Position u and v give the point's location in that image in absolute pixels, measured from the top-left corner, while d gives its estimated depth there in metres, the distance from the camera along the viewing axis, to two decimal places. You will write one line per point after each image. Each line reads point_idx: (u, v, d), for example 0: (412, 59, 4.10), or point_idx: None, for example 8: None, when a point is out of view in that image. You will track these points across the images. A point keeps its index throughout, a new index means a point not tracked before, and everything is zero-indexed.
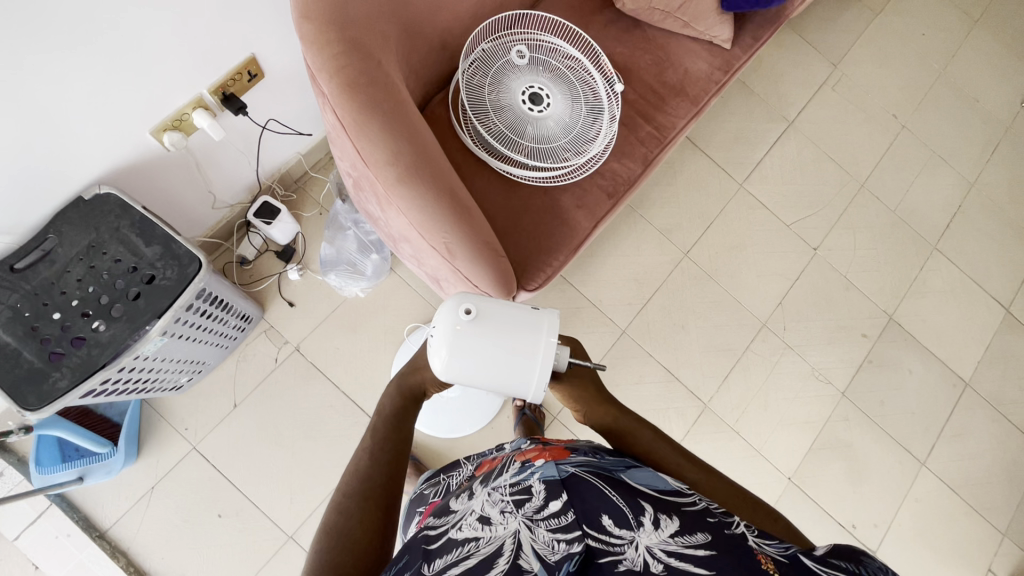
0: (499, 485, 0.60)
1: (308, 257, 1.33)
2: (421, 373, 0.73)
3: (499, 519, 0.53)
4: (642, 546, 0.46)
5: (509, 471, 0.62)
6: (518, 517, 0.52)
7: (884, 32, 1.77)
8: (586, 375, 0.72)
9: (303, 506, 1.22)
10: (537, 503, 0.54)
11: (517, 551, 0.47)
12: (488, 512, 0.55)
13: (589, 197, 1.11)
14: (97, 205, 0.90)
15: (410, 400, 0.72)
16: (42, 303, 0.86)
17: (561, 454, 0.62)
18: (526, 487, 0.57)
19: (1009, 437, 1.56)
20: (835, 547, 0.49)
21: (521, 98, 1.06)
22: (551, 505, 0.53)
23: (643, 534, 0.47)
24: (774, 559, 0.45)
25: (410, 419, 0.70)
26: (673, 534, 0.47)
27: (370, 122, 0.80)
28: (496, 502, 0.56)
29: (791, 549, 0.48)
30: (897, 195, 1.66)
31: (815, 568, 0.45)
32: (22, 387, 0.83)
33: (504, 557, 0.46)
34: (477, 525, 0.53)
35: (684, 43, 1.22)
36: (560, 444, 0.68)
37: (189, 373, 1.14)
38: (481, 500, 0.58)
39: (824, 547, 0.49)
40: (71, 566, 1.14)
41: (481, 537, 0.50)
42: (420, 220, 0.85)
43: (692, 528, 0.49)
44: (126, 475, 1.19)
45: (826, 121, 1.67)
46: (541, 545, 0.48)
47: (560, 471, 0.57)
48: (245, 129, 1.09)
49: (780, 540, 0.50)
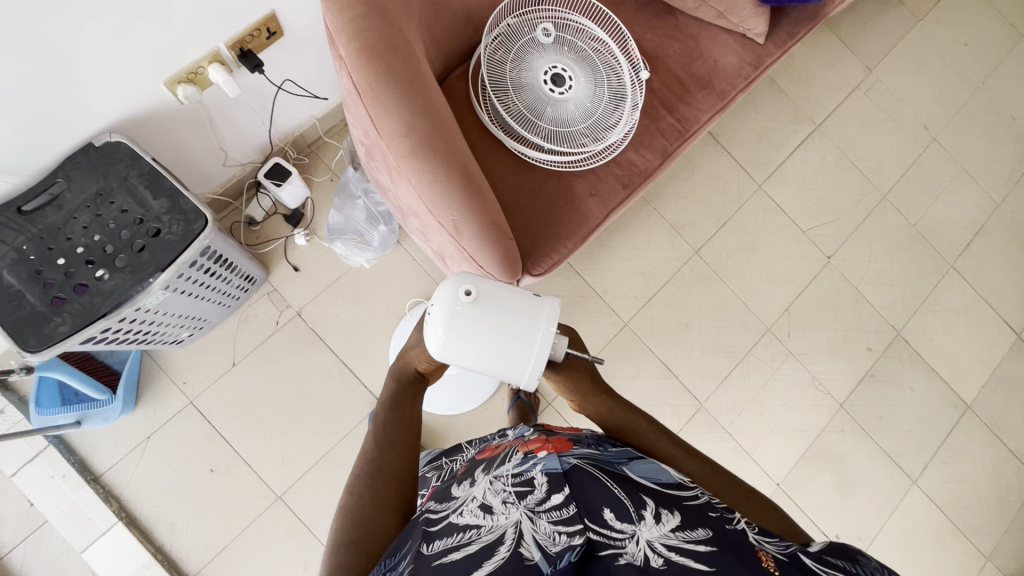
0: (501, 474, 0.59)
1: (316, 223, 1.32)
2: (418, 349, 0.73)
3: (501, 508, 0.53)
4: (643, 541, 0.47)
5: (511, 461, 0.62)
6: (521, 508, 0.52)
7: (925, 39, 1.71)
8: (577, 366, 0.70)
9: (294, 468, 1.24)
10: (538, 495, 0.53)
11: (517, 540, 0.47)
12: (490, 500, 0.55)
13: (602, 186, 1.09)
14: (107, 152, 0.90)
15: (406, 372, 0.72)
16: (48, 247, 0.86)
17: (564, 447, 0.62)
18: (528, 478, 0.57)
19: (1005, 464, 1.55)
20: (833, 546, 0.51)
21: (543, 78, 1.04)
22: (553, 498, 0.53)
23: (644, 528, 0.48)
24: (775, 557, 0.47)
25: (410, 396, 0.69)
26: (673, 529, 0.49)
27: (386, 90, 0.79)
28: (498, 491, 0.56)
29: (791, 548, 0.50)
30: (919, 210, 1.62)
31: (815, 568, 0.47)
32: (22, 329, 0.83)
33: (506, 545, 0.46)
34: (479, 512, 0.53)
35: (716, 33, 1.18)
36: (563, 435, 0.68)
37: (190, 329, 1.15)
38: (482, 488, 0.58)
39: (822, 544, 0.52)
40: (63, 506, 1.17)
41: (483, 525, 0.50)
42: (429, 195, 0.83)
43: (694, 523, 0.50)
44: (123, 422, 1.21)
45: (854, 127, 1.63)
46: (542, 535, 0.48)
47: (562, 464, 0.57)
48: (260, 88, 1.07)
49: (779, 538, 0.52)
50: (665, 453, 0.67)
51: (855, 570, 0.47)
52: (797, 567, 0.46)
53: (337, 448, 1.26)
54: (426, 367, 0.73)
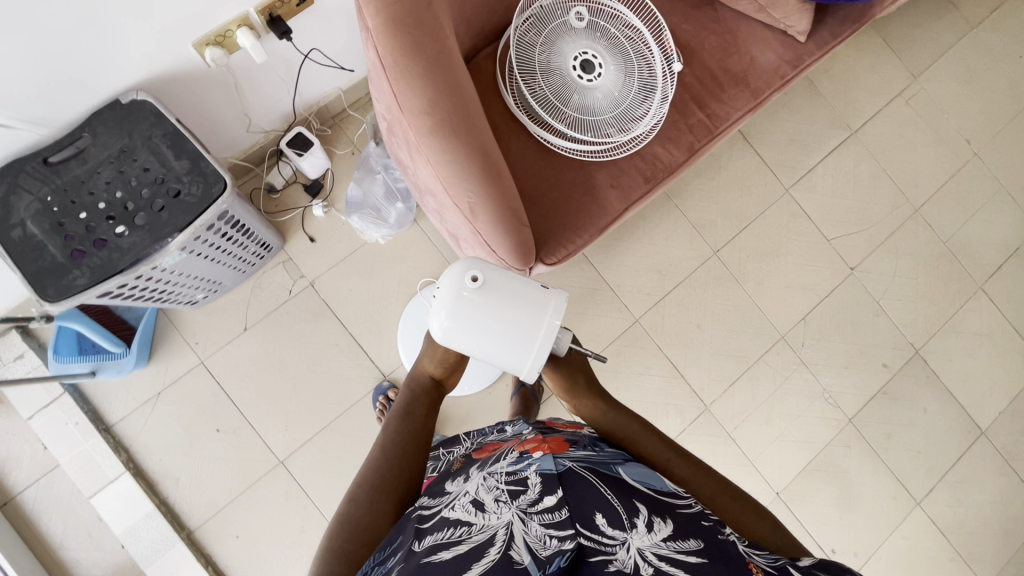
0: (494, 471, 0.59)
1: (334, 196, 1.33)
2: (425, 348, 0.74)
3: (493, 507, 0.52)
4: (633, 548, 0.48)
5: (506, 459, 0.62)
6: (512, 508, 0.51)
7: (976, 48, 1.63)
8: (577, 363, 0.73)
9: (296, 435, 1.26)
10: (531, 496, 0.53)
11: (508, 542, 0.46)
12: (482, 496, 0.55)
13: (624, 178, 1.06)
14: (133, 110, 0.90)
15: (420, 381, 0.74)
16: (71, 200, 0.87)
17: (560, 448, 0.62)
18: (522, 478, 0.56)
19: (1015, 493, 1.51)
20: (822, 559, 0.51)
21: (572, 64, 1.02)
22: (546, 500, 0.52)
23: (636, 535, 0.49)
24: (763, 569, 0.49)
25: (420, 404, 0.71)
26: (664, 539, 0.50)
27: (410, 66, 0.78)
28: (491, 488, 0.56)
29: (781, 561, 0.51)
30: (952, 227, 1.56)
31: None
32: (42, 278, 0.85)
33: (496, 547, 0.46)
34: (470, 508, 0.53)
35: (756, 29, 1.14)
36: (560, 435, 0.68)
37: (205, 291, 1.17)
38: (475, 484, 0.58)
39: (812, 558, 0.52)
40: (75, 453, 1.20)
41: (474, 523, 0.50)
42: (446, 175, 0.83)
43: (685, 533, 0.51)
44: (135, 376, 1.24)
45: (893, 136, 1.57)
46: (532, 538, 0.47)
47: (557, 465, 0.57)
48: (287, 56, 1.07)
49: (768, 551, 0.53)
50: (658, 457, 0.67)
51: None
52: None
53: (339, 419, 1.28)
54: (437, 371, 0.75)
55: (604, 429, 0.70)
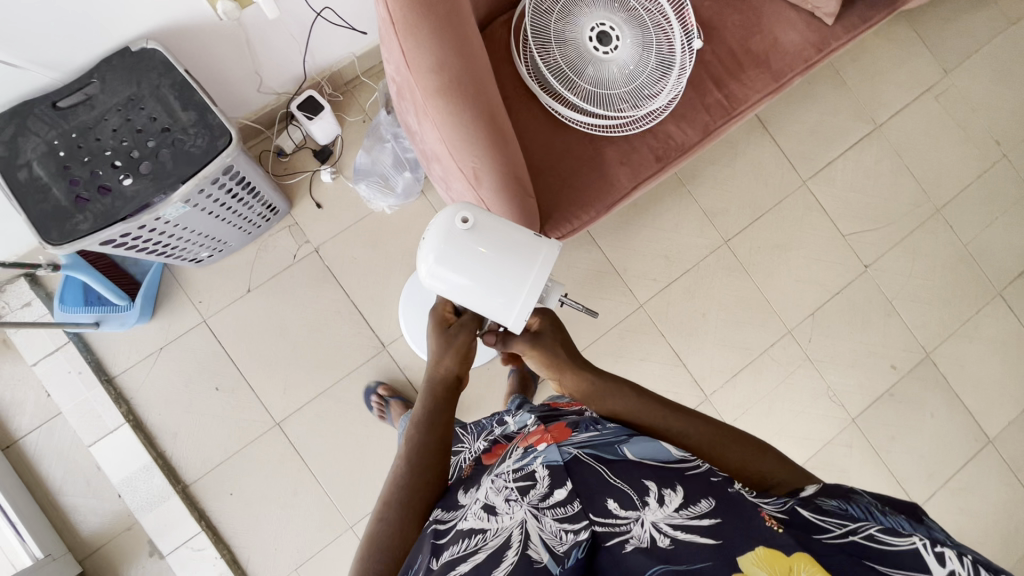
0: (501, 471, 0.59)
1: (343, 162, 1.32)
2: (446, 347, 0.71)
3: (505, 508, 0.54)
4: (648, 522, 0.48)
5: (512, 457, 0.62)
6: (525, 505, 0.53)
7: (1014, 45, 1.57)
8: (559, 336, 0.72)
9: (294, 398, 1.27)
10: (541, 490, 0.55)
11: (525, 542, 0.48)
12: (492, 499, 0.56)
13: (634, 155, 1.04)
14: (143, 58, 0.90)
15: (441, 382, 0.71)
16: (77, 144, 0.87)
17: (563, 436, 0.62)
18: (529, 473, 0.57)
19: (1018, 504, 1.48)
20: (826, 491, 0.52)
21: (588, 35, 0.99)
22: (556, 493, 0.54)
23: (649, 511, 0.50)
24: (774, 514, 0.48)
25: (442, 414, 0.69)
26: (678, 508, 0.50)
27: (421, 24, 0.77)
28: (500, 489, 0.57)
29: (789, 504, 0.51)
30: (974, 230, 1.51)
31: (811, 517, 0.48)
32: (46, 221, 0.85)
33: (514, 549, 0.48)
34: (482, 514, 0.54)
35: (782, 8, 1.11)
36: (562, 420, 0.67)
37: (210, 249, 1.17)
38: (485, 489, 0.59)
39: (815, 490, 0.54)
40: (75, 401, 1.21)
41: (488, 529, 0.52)
42: (452, 137, 0.81)
43: (697, 497, 0.51)
44: (139, 330, 1.25)
45: (918, 132, 1.52)
46: (549, 534, 0.50)
47: (562, 455, 0.58)
48: (299, 14, 1.05)
49: (777, 497, 0.54)
50: (653, 416, 0.67)
51: (848, 510, 0.48)
52: (795, 522, 0.47)
53: (337, 385, 1.28)
54: (458, 368, 0.71)
55: (597, 398, 0.69)
